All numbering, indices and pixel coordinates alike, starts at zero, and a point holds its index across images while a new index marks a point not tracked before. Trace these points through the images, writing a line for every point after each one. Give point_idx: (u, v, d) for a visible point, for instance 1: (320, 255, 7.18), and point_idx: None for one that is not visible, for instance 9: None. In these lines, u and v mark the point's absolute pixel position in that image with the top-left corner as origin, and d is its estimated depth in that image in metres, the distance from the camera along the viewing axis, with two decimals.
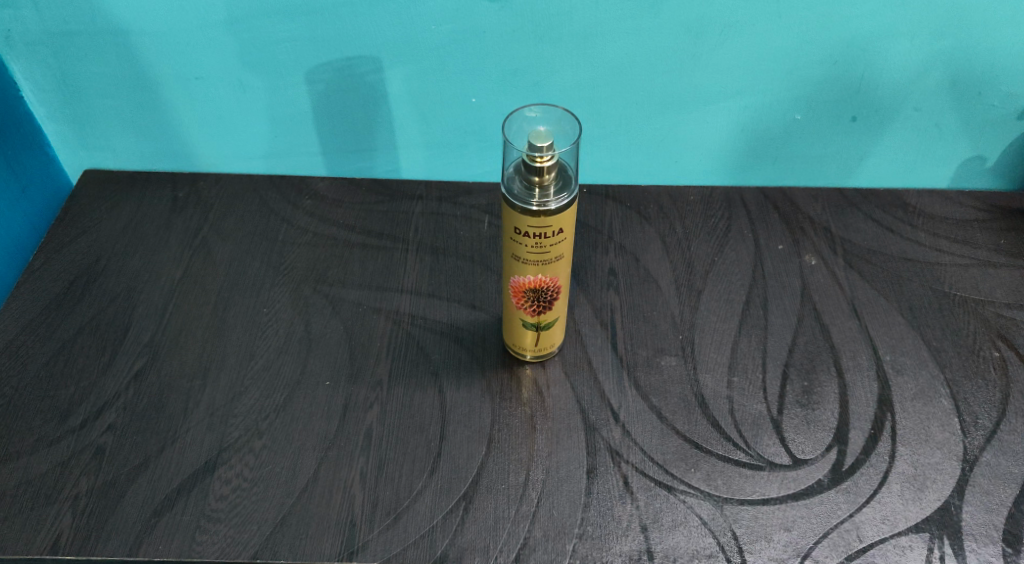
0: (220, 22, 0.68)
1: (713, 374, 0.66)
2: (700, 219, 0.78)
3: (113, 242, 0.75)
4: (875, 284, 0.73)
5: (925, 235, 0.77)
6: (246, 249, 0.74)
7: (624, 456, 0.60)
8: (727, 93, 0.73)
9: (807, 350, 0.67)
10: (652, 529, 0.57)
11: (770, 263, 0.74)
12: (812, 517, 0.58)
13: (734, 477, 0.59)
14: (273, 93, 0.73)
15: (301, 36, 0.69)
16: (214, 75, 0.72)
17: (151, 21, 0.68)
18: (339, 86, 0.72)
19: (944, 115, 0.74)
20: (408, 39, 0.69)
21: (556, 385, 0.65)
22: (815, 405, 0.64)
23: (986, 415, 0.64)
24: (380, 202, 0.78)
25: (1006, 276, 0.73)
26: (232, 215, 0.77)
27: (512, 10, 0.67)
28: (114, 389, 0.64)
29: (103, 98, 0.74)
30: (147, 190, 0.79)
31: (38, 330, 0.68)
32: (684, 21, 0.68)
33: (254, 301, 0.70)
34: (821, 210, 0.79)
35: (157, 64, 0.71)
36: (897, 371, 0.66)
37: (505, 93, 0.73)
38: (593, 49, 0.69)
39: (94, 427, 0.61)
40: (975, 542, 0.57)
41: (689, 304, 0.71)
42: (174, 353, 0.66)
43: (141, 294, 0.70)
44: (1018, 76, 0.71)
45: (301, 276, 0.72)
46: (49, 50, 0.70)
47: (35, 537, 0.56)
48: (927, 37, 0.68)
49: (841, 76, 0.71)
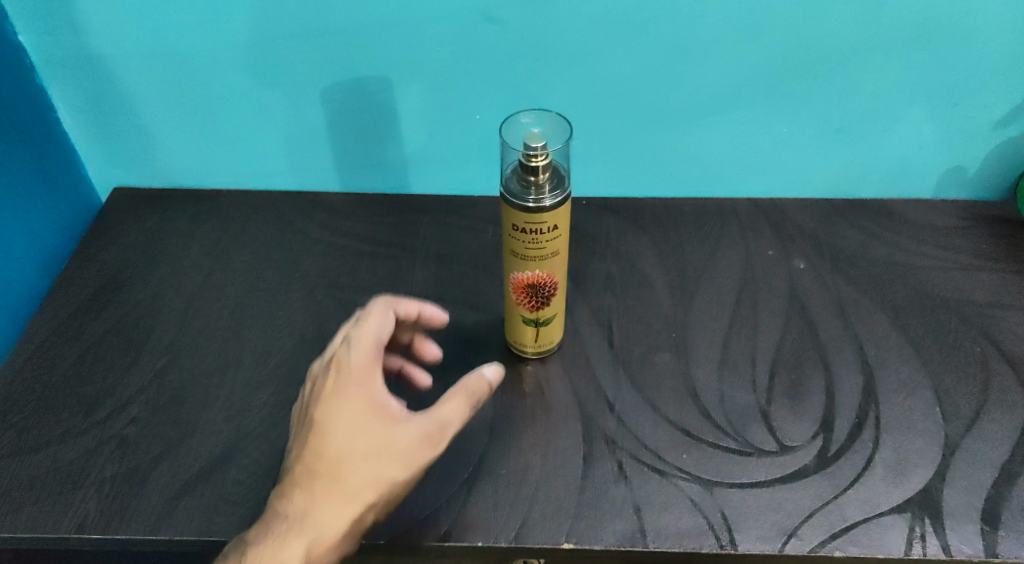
0: (243, 47, 0.73)
1: (704, 369, 0.69)
2: (692, 227, 0.82)
3: (140, 254, 0.80)
4: (860, 286, 0.76)
5: (909, 240, 0.80)
6: (263, 258, 0.79)
7: (618, 444, 0.64)
8: (714, 108, 0.77)
9: (794, 346, 0.71)
10: (645, 509, 0.60)
11: (760, 268, 0.78)
12: (799, 498, 0.61)
13: (724, 462, 0.63)
14: (290, 112, 0.78)
15: (316, 59, 0.74)
16: (236, 96, 0.77)
17: (178, 45, 0.73)
18: (351, 105, 0.77)
19: (921, 128, 0.77)
20: (415, 59, 0.74)
21: (555, 379, 0.68)
22: (803, 397, 0.67)
23: (967, 405, 0.66)
24: (389, 215, 0.83)
25: (985, 278, 0.76)
26: (250, 228, 0.82)
27: (511, 31, 0.72)
28: (138, 384, 0.68)
29: (132, 118, 0.79)
30: (172, 206, 0.84)
31: (69, 332, 0.72)
32: (673, 40, 0.72)
33: (270, 305, 0.74)
34: (809, 219, 0.82)
35: (183, 86, 0.76)
36: (881, 364, 0.69)
37: (506, 110, 0.77)
38: (588, 67, 0.74)
39: (119, 420, 0.65)
40: (955, 521, 0.60)
41: (681, 304, 0.74)
42: (194, 352, 0.70)
43: (164, 299, 0.75)
44: (992, 87, 0.74)
45: (313, 282, 0.76)
46: (86, 74, 0.75)
47: (63, 519, 0.60)
48: (900, 51, 0.72)
49: (820, 90, 0.75)
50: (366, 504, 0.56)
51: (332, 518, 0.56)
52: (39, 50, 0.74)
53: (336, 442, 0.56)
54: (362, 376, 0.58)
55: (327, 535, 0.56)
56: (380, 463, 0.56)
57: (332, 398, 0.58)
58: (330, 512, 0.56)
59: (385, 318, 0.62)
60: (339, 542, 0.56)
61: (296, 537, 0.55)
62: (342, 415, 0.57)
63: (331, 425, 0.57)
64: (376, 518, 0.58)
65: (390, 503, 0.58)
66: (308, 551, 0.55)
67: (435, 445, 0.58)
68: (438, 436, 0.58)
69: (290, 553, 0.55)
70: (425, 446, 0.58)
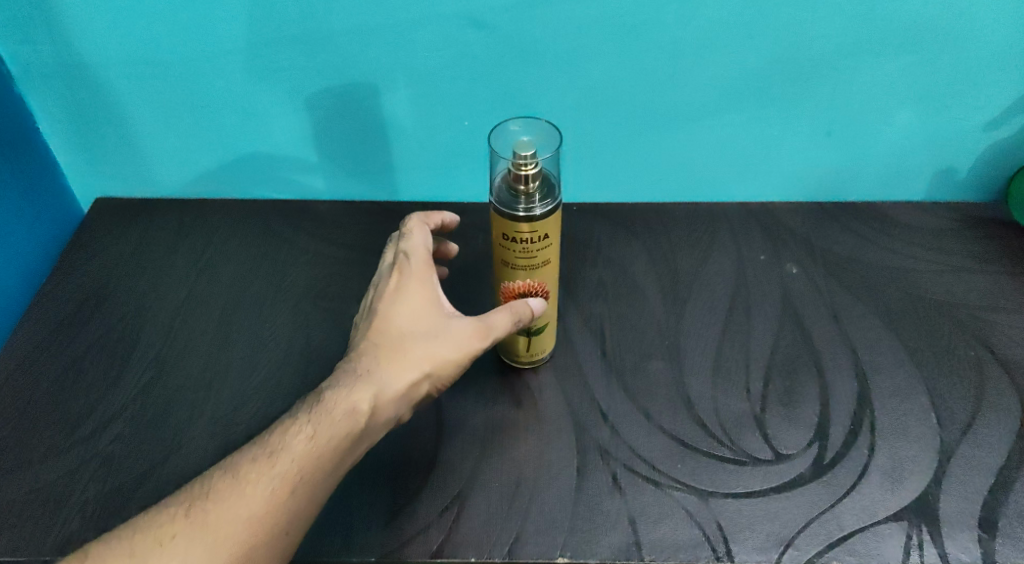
0: (226, 54, 0.72)
1: (698, 377, 0.68)
2: (684, 232, 0.81)
3: (122, 266, 0.79)
4: (853, 290, 0.75)
5: (901, 243, 0.79)
6: (249, 269, 0.78)
7: (612, 455, 0.63)
8: (705, 111, 0.75)
9: (788, 352, 0.70)
10: (639, 521, 0.60)
11: (752, 273, 0.77)
12: (795, 508, 0.60)
13: (718, 471, 0.62)
14: (275, 119, 0.77)
15: (301, 66, 0.73)
16: (220, 103, 0.76)
17: (159, 52, 0.72)
18: (337, 111, 0.76)
19: (912, 130, 0.76)
20: (402, 65, 0.73)
21: (548, 389, 0.67)
22: (797, 403, 0.66)
23: (962, 410, 0.66)
24: (378, 223, 0.82)
25: (978, 281, 0.76)
26: (234, 238, 0.81)
27: (499, 36, 0.71)
28: (121, 401, 0.67)
29: (114, 127, 0.78)
30: (155, 216, 0.83)
31: (50, 346, 0.71)
32: (662, 44, 0.71)
33: (256, 317, 0.73)
34: (801, 222, 0.82)
35: (165, 94, 0.75)
36: (875, 370, 0.69)
37: (495, 116, 0.76)
38: (577, 71, 0.73)
39: (102, 438, 0.65)
40: (952, 529, 0.59)
41: (674, 311, 0.74)
42: (179, 367, 0.69)
43: (148, 312, 0.74)
44: (985, 88, 0.73)
45: (300, 292, 0.76)
46: (65, 82, 0.74)
47: (45, 540, 0.60)
48: (888, 53, 0.71)
49: (811, 92, 0.74)
50: (424, 372, 0.59)
51: (396, 377, 0.58)
52: (17, 59, 0.72)
53: (400, 322, 0.60)
54: (420, 270, 0.63)
55: (391, 388, 0.58)
56: (438, 342, 0.60)
57: (394, 286, 0.62)
58: (394, 373, 0.58)
59: (426, 234, 0.66)
60: (399, 397, 0.58)
61: (364, 384, 0.57)
62: (402, 306, 0.61)
63: (397, 301, 0.61)
64: (429, 390, 0.60)
65: (442, 378, 0.60)
66: (375, 400, 0.57)
67: (480, 342, 0.61)
68: (484, 337, 0.61)
69: (359, 399, 0.57)
70: (475, 338, 0.61)
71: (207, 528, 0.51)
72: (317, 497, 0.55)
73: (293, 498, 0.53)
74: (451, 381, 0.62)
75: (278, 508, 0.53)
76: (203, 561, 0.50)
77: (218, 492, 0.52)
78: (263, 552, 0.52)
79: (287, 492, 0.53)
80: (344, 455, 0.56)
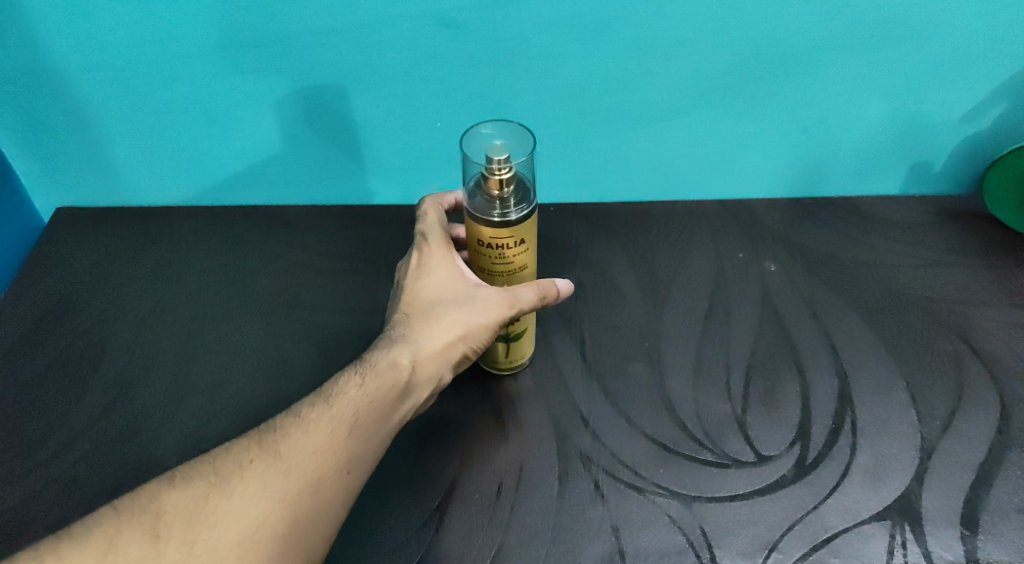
0: (185, 59, 0.70)
1: (679, 379, 0.68)
2: (662, 231, 0.80)
3: (84, 277, 0.77)
4: (832, 286, 0.75)
5: (878, 238, 0.79)
6: (217, 279, 0.76)
7: (594, 461, 0.62)
8: (678, 109, 0.75)
9: (768, 352, 0.70)
10: (622, 529, 0.59)
11: (730, 271, 0.76)
12: (778, 510, 0.60)
13: (701, 475, 0.62)
14: (241, 124, 0.75)
15: (264, 69, 0.71)
16: (181, 109, 0.74)
17: (115, 58, 0.70)
18: (305, 114, 0.74)
19: (884, 126, 0.76)
20: (370, 66, 0.71)
21: (527, 395, 0.66)
22: (779, 403, 0.66)
23: (943, 406, 0.66)
24: (350, 227, 0.81)
25: (956, 274, 0.76)
26: (202, 247, 0.79)
27: (468, 35, 0.69)
28: (85, 420, 0.66)
29: (71, 136, 0.75)
30: (119, 225, 0.81)
31: (10, 364, 0.70)
32: (633, 42, 0.70)
33: (226, 329, 0.72)
34: (778, 218, 0.81)
35: (124, 100, 0.73)
36: (856, 367, 0.68)
37: (466, 117, 0.75)
38: (549, 71, 0.72)
39: (66, 460, 0.64)
40: (935, 527, 0.59)
41: (653, 312, 0.73)
42: (144, 384, 0.68)
43: (112, 326, 0.72)
44: (957, 82, 0.72)
45: (271, 302, 0.74)
46: (18, 90, 0.72)
47: None
48: (861, 48, 0.70)
49: (782, 89, 0.73)
50: (457, 334, 0.61)
51: (430, 338, 0.61)
52: None
53: (429, 291, 0.62)
54: (445, 245, 0.65)
55: (428, 348, 0.60)
56: (467, 307, 0.61)
57: (422, 260, 0.64)
58: (429, 335, 0.61)
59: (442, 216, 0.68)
60: (436, 356, 0.61)
61: (401, 344, 0.60)
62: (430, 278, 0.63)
63: (426, 273, 0.64)
64: (469, 353, 0.62)
65: (476, 341, 0.61)
66: (412, 358, 0.60)
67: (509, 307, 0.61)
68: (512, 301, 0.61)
69: (397, 356, 0.59)
70: (501, 302, 0.61)
71: (278, 458, 0.54)
72: (375, 441, 0.58)
73: (348, 440, 0.56)
74: (490, 343, 0.63)
75: (337, 447, 0.56)
76: (267, 511, 0.53)
77: (283, 430, 0.56)
78: (328, 485, 0.55)
79: (343, 434, 0.56)
80: (392, 409, 0.59)
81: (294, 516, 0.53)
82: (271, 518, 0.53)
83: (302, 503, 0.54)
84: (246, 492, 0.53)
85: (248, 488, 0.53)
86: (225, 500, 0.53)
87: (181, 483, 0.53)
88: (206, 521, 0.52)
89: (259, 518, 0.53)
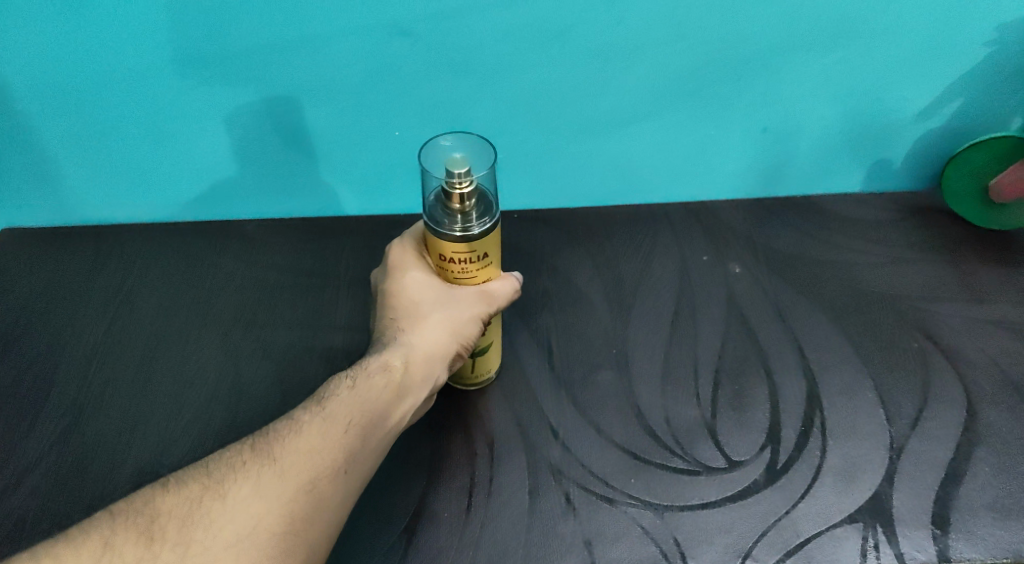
0: (132, 74, 0.68)
1: (648, 386, 0.67)
2: (627, 236, 0.80)
3: (33, 302, 0.74)
4: (797, 287, 0.75)
5: (841, 236, 0.79)
6: (172, 298, 0.74)
7: (564, 474, 0.61)
8: (640, 114, 0.74)
9: (736, 355, 0.69)
10: (595, 543, 0.58)
11: (696, 274, 0.76)
12: (751, 517, 0.59)
13: (673, 484, 0.61)
14: (192, 138, 0.73)
15: (214, 83, 0.69)
16: (129, 125, 0.71)
17: (58, 75, 0.67)
18: (258, 127, 0.72)
19: (845, 124, 0.76)
20: (324, 77, 0.69)
21: (495, 408, 0.65)
22: (748, 407, 0.65)
23: (910, 404, 0.66)
24: (309, 240, 0.79)
25: (918, 271, 0.76)
26: (156, 265, 0.77)
27: (424, 44, 0.68)
28: (38, 451, 0.64)
29: (15, 155, 0.73)
30: (69, 245, 0.78)
31: None
32: (592, 48, 0.69)
33: (183, 350, 0.70)
34: (742, 220, 0.81)
35: (69, 118, 0.70)
36: (823, 368, 0.68)
37: (425, 126, 0.73)
38: (508, 78, 0.70)
39: (18, 493, 0.62)
40: (906, 528, 0.59)
41: (620, 318, 0.72)
42: (99, 410, 0.66)
43: (63, 351, 0.70)
44: (915, 81, 0.72)
45: (229, 320, 0.72)
46: None
47: None
48: (821, 48, 0.70)
49: (743, 91, 0.73)
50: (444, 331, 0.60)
51: (420, 337, 0.60)
52: None
53: (412, 288, 0.60)
54: (422, 236, 0.62)
55: (420, 348, 0.59)
56: (449, 307, 0.59)
57: (399, 253, 0.62)
58: (419, 335, 0.60)
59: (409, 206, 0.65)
60: (429, 356, 0.60)
61: (392, 346, 0.59)
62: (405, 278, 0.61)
63: (405, 267, 0.61)
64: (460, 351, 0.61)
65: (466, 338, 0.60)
66: (406, 358, 0.59)
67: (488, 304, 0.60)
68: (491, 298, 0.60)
69: (390, 358, 0.58)
70: (484, 299, 0.60)
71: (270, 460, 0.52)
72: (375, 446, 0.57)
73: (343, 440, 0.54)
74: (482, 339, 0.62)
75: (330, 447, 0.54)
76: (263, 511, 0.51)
77: (275, 434, 0.54)
78: (329, 485, 0.53)
79: (339, 434, 0.54)
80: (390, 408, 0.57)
81: (294, 515, 0.51)
82: (267, 518, 0.51)
83: (301, 503, 0.52)
84: (241, 494, 0.51)
85: (243, 490, 0.51)
86: (219, 501, 0.50)
87: (174, 487, 0.51)
88: (199, 523, 0.50)
89: (255, 519, 0.50)
